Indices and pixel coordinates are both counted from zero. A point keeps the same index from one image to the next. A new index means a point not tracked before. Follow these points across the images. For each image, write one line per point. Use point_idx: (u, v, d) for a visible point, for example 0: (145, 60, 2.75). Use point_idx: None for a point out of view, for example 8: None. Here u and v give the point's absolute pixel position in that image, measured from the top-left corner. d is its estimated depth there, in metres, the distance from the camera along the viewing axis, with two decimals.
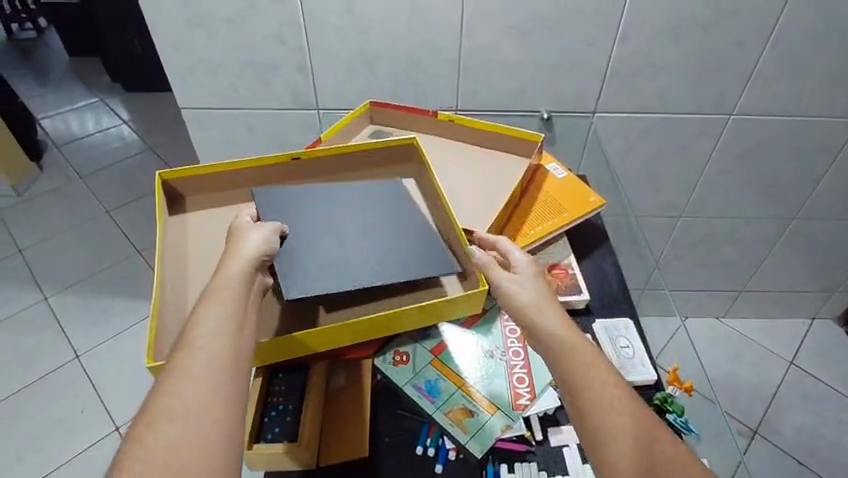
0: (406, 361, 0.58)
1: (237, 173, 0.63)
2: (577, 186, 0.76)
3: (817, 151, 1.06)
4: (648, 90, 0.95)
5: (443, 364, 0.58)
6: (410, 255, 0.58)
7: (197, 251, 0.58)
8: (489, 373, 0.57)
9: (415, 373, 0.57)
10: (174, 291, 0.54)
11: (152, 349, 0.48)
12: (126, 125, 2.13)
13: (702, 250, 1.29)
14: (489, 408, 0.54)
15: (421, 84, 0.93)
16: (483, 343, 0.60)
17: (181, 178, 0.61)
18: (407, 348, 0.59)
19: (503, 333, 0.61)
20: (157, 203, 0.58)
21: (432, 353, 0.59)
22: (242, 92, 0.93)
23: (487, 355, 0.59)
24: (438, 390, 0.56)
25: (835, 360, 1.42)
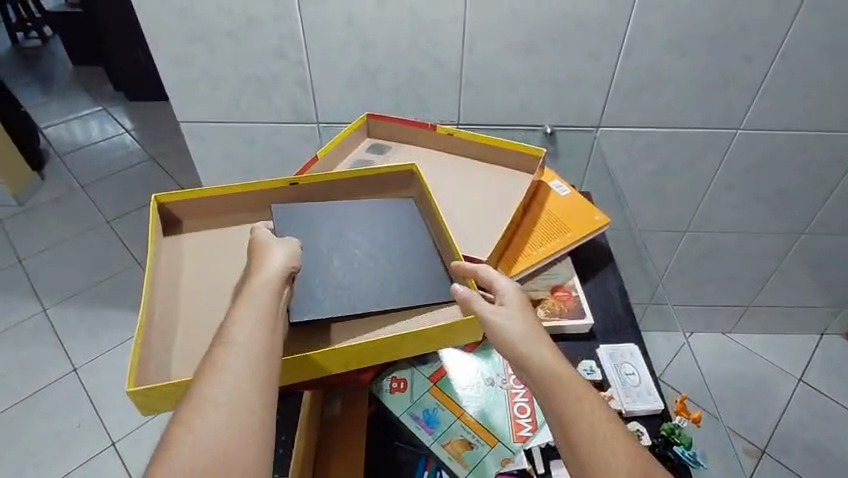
0: (403, 388, 0.57)
1: (236, 197, 0.61)
2: (581, 204, 0.74)
3: (826, 165, 1.04)
4: (653, 105, 0.93)
5: (442, 392, 0.56)
6: (408, 277, 0.56)
7: (190, 277, 0.55)
8: (490, 402, 0.56)
9: (413, 401, 0.55)
10: (164, 319, 0.51)
11: (133, 374, 0.45)
12: (128, 134, 2.13)
13: (708, 264, 1.26)
14: (489, 440, 0.53)
15: (422, 99, 0.92)
16: (484, 369, 0.58)
17: (179, 201, 0.59)
18: (405, 374, 0.58)
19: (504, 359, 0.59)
20: (151, 225, 0.56)
21: (431, 380, 0.57)
22: (242, 106, 0.92)
23: (488, 383, 0.57)
24: (436, 419, 0.54)
25: (844, 377, 1.39)
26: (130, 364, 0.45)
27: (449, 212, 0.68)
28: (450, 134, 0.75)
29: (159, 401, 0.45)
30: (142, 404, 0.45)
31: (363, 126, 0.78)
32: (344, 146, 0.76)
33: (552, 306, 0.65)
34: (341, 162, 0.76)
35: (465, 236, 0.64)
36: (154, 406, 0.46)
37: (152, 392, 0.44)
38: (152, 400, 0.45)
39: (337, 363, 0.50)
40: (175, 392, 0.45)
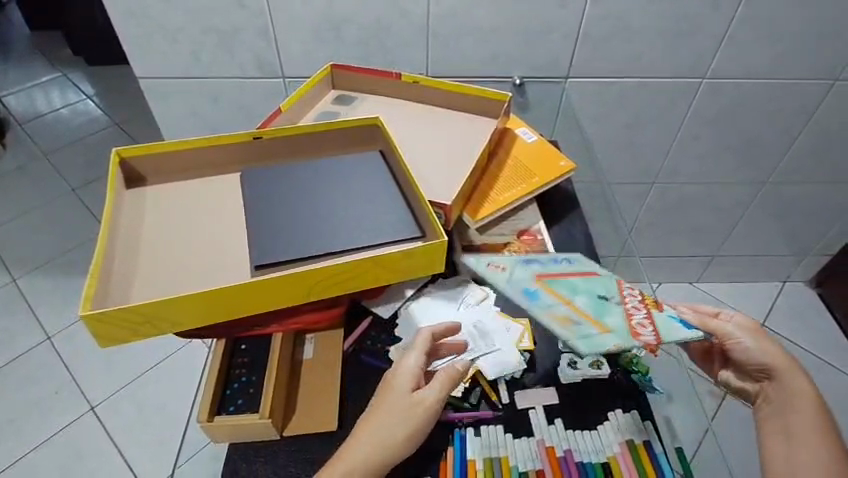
0: (501, 269, 0.57)
1: (199, 151, 0.59)
2: (547, 150, 0.75)
3: (790, 114, 1.06)
4: (621, 54, 0.93)
5: (545, 284, 0.56)
6: (373, 215, 0.56)
7: (152, 229, 0.55)
8: (600, 310, 0.53)
9: (511, 279, 0.56)
10: (123, 267, 0.51)
11: (88, 301, 0.45)
12: (92, 100, 2.05)
13: (677, 216, 1.29)
14: (598, 328, 0.52)
15: (390, 51, 0.90)
16: (593, 286, 0.56)
17: (140, 156, 0.58)
18: (505, 261, 0.59)
19: (618, 287, 0.56)
20: (110, 178, 0.55)
21: (536, 272, 0.57)
22: (203, 61, 0.89)
23: (601, 299, 0.55)
24: (537, 299, 0.54)
25: (806, 320, 1.46)
26: (84, 292, 0.45)
27: (415, 161, 0.68)
28: (416, 82, 0.75)
29: (113, 330, 0.45)
30: (96, 332, 0.45)
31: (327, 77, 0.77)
32: (308, 98, 0.74)
33: (518, 249, 0.67)
34: (306, 115, 0.74)
35: (430, 185, 0.64)
36: (108, 335, 0.46)
37: (107, 318, 0.44)
38: (106, 329, 0.45)
39: (300, 290, 0.50)
40: (130, 319, 0.45)
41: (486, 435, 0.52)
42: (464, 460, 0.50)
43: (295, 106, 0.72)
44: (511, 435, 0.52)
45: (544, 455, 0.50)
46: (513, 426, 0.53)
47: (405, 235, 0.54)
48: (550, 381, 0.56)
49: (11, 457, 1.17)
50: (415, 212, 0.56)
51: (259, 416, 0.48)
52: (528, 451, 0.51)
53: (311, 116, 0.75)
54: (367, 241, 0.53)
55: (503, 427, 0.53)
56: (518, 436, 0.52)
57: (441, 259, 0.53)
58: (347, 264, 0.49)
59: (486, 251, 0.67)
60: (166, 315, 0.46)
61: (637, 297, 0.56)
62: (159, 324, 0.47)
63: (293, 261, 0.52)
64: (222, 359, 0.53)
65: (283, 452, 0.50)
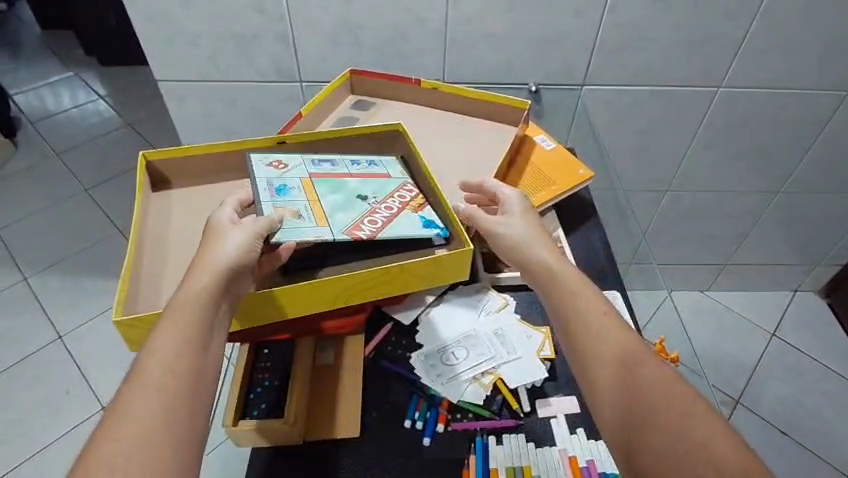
0: (279, 167, 0.57)
1: (221, 155, 0.59)
2: (565, 158, 0.75)
3: (805, 123, 1.06)
4: (637, 62, 0.93)
5: (311, 182, 0.56)
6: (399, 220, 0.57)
7: (179, 230, 0.55)
8: (347, 207, 0.54)
9: (280, 176, 0.56)
10: (153, 267, 0.51)
11: (121, 305, 0.46)
12: (103, 100, 2.06)
13: (689, 223, 1.29)
14: (320, 221, 0.51)
15: (407, 56, 0.91)
16: (364, 188, 0.56)
17: (167, 160, 0.58)
18: (291, 162, 0.58)
19: (390, 193, 0.56)
20: (138, 182, 0.55)
21: (310, 173, 0.57)
22: (221, 65, 0.90)
23: (359, 197, 0.55)
24: (287, 192, 0.54)
25: (816, 330, 1.45)
26: (117, 296, 0.46)
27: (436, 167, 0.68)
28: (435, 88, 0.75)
29: (145, 334, 0.46)
30: (129, 336, 0.46)
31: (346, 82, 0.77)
32: (328, 103, 0.74)
33: None
34: (325, 120, 0.75)
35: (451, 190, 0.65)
36: (140, 338, 0.46)
37: (139, 322, 0.45)
38: (137, 333, 0.46)
39: (327, 295, 0.51)
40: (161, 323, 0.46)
41: (508, 444, 0.52)
42: (487, 469, 0.50)
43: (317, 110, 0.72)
44: (534, 444, 0.52)
45: (568, 466, 0.50)
46: (535, 435, 0.53)
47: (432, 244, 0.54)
48: (573, 389, 0.56)
49: (20, 455, 1.17)
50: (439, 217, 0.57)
51: (284, 420, 0.49)
52: (550, 461, 0.51)
53: (330, 121, 0.75)
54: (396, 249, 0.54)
55: (525, 436, 0.53)
56: (541, 446, 0.52)
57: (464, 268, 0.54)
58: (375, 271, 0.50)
59: None
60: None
61: (405, 200, 0.56)
62: None
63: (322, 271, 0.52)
64: (246, 362, 0.53)
65: (305, 457, 0.50)
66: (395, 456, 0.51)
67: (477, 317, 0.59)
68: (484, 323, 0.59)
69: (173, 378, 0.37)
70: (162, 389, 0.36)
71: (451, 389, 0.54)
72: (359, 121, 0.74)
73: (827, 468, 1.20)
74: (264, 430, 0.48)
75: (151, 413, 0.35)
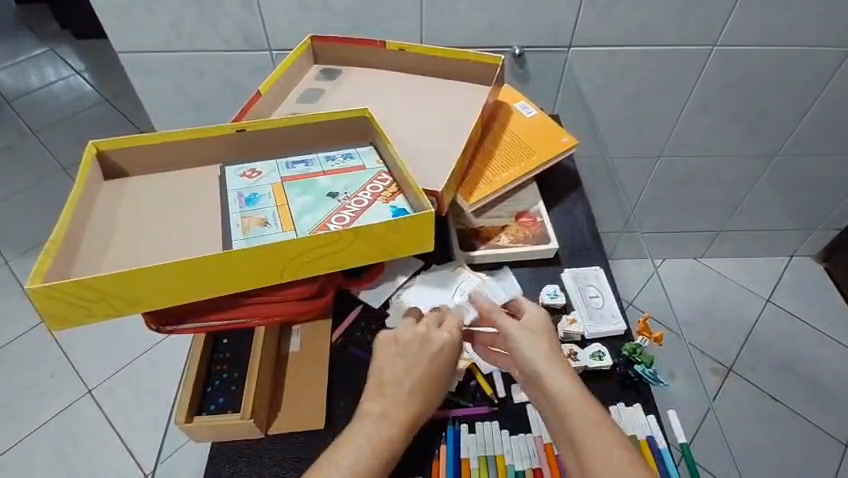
0: (253, 176, 0.55)
1: (178, 143, 0.55)
2: (547, 126, 0.71)
3: (804, 83, 1.01)
4: (627, 21, 0.88)
5: (283, 188, 0.54)
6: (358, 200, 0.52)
7: (126, 217, 0.51)
8: (317, 207, 0.52)
9: (251, 185, 0.54)
10: (90, 254, 0.48)
11: (39, 275, 0.42)
12: (80, 74, 1.99)
13: (682, 190, 1.25)
14: (287, 226, 0.50)
15: (382, 20, 0.85)
16: (336, 184, 0.54)
17: (118, 149, 0.54)
18: (265, 168, 0.56)
19: (363, 185, 0.53)
20: (81, 169, 0.51)
21: (283, 178, 0.55)
22: (183, 33, 0.84)
23: (329, 195, 0.53)
24: (257, 200, 0.53)
25: (812, 295, 1.42)
26: (34, 267, 0.43)
27: (407, 143, 0.62)
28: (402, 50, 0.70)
29: (67, 308, 0.43)
30: (48, 310, 0.42)
31: (308, 51, 0.72)
32: (291, 76, 0.69)
33: (516, 233, 0.64)
34: (291, 93, 0.69)
35: (423, 168, 0.59)
36: (62, 313, 0.43)
37: (59, 292, 0.42)
38: (55, 306, 0.43)
39: (269, 263, 0.47)
40: (83, 296, 0.42)
41: (482, 433, 0.50)
42: (458, 458, 0.48)
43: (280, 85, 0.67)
44: (508, 431, 0.50)
45: (543, 454, 0.48)
46: (510, 421, 0.51)
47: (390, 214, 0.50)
48: None
49: (8, 441, 1.16)
50: (405, 194, 0.52)
51: (241, 416, 0.46)
52: (525, 448, 0.49)
53: (295, 93, 0.70)
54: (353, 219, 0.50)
55: (499, 423, 0.50)
56: (516, 433, 0.50)
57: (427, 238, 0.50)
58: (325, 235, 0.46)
59: (483, 234, 0.63)
60: (127, 294, 0.44)
61: (377, 191, 0.53)
62: (118, 305, 0.44)
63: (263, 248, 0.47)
64: (202, 351, 0.51)
65: (269, 452, 0.48)
66: None
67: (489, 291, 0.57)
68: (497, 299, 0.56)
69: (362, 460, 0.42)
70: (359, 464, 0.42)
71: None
72: (325, 94, 0.69)
73: (819, 435, 1.19)
74: (220, 425, 0.46)
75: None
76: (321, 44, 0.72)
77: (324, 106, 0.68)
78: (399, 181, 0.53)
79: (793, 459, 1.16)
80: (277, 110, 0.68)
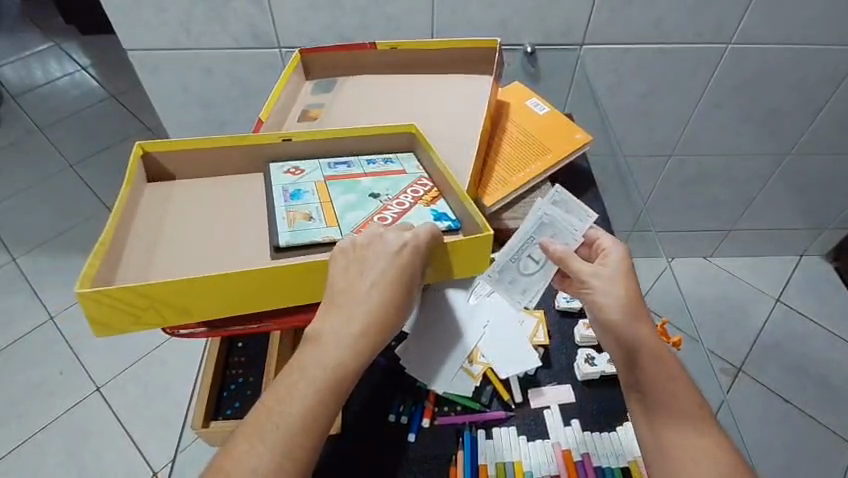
0: (296, 174, 0.54)
1: (223, 150, 0.54)
2: (560, 123, 0.70)
3: (818, 82, 1.00)
4: (641, 18, 0.86)
5: (326, 185, 0.52)
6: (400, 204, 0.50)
7: (169, 224, 0.50)
8: (360, 205, 0.50)
9: (296, 182, 0.53)
10: (134, 249, 0.47)
11: (87, 278, 0.41)
12: (86, 70, 1.98)
13: (692, 189, 1.24)
14: (331, 222, 0.48)
15: (393, 18, 0.84)
16: (378, 186, 0.52)
17: (165, 153, 0.53)
18: (307, 167, 0.55)
19: (405, 187, 0.52)
20: (128, 172, 0.51)
21: (326, 176, 0.53)
22: (193, 31, 0.83)
23: (371, 195, 0.51)
24: (300, 196, 0.51)
25: (822, 294, 1.41)
26: (84, 269, 0.41)
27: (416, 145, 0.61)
28: (395, 48, 0.69)
29: (111, 314, 0.42)
30: (94, 314, 0.41)
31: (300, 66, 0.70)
32: (292, 89, 0.68)
33: None
34: (292, 107, 0.67)
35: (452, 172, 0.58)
36: (107, 320, 0.42)
37: (107, 298, 0.41)
38: (100, 309, 0.41)
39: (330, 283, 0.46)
40: (132, 303, 0.41)
41: (499, 439, 0.49)
42: (475, 465, 0.48)
43: (281, 99, 0.65)
44: (525, 437, 0.50)
45: (560, 460, 0.48)
46: (527, 427, 0.50)
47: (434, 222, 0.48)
48: (566, 377, 0.53)
49: (17, 439, 1.16)
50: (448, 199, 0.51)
51: None
52: (542, 454, 0.48)
53: (297, 109, 0.68)
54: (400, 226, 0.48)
55: (516, 429, 0.50)
56: (533, 439, 0.49)
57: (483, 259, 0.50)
58: None
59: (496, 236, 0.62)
60: (174, 302, 0.43)
61: (418, 194, 0.51)
62: (162, 312, 0.43)
63: (314, 246, 0.46)
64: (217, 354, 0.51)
65: None
66: (372, 454, 0.48)
67: (565, 226, 0.51)
68: (575, 240, 0.51)
69: (313, 404, 0.38)
70: (312, 403, 0.38)
71: (469, 335, 0.53)
72: (329, 106, 0.68)
73: (830, 436, 1.18)
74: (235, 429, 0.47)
75: (268, 449, 0.37)
76: (313, 56, 0.70)
77: (327, 118, 0.66)
78: (441, 185, 0.52)
79: (803, 460, 1.15)
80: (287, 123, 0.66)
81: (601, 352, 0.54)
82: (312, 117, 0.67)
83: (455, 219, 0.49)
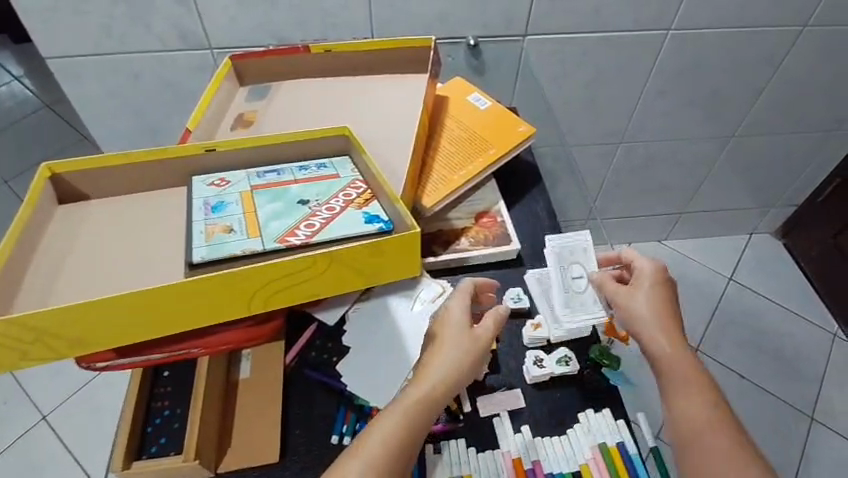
0: (221, 185, 0.50)
1: (138, 166, 0.50)
2: (503, 117, 0.68)
3: (757, 64, 1.02)
4: (583, 7, 0.86)
5: (251, 195, 0.48)
6: (328, 209, 0.47)
7: (79, 251, 0.46)
8: (286, 212, 0.46)
9: (219, 194, 0.49)
10: (36, 279, 0.43)
11: None
12: (18, 80, 1.86)
13: (644, 174, 1.25)
14: (252, 232, 0.44)
15: (330, 14, 0.81)
16: (307, 191, 0.49)
17: (76, 171, 0.49)
18: (233, 177, 0.51)
19: (336, 191, 0.49)
20: (30, 195, 0.46)
21: (252, 186, 0.50)
22: (116, 35, 0.78)
23: (299, 202, 0.48)
24: (223, 208, 0.47)
25: (773, 271, 1.45)
26: None
27: None
28: (328, 51, 0.66)
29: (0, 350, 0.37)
30: None
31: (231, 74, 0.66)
32: (221, 98, 0.64)
33: (476, 235, 0.60)
34: (223, 117, 0.64)
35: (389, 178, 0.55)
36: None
37: None
38: None
39: (249, 292, 0.42)
40: (22, 336, 0.37)
41: (449, 453, 0.48)
42: None
43: (209, 111, 0.61)
44: (475, 449, 0.48)
45: (510, 469, 0.47)
46: (477, 438, 0.49)
47: (363, 223, 0.45)
48: (515, 382, 0.52)
49: None
50: (380, 199, 0.48)
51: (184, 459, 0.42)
52: (493, 464, 0.47)
53: (229, 117, 0.64)
54: (327, 230, 0.44)
55: (466, 441, 0.49)
56: (483, 450, 0.48)
57: (415, 259, 0.47)
58: (300, 260, 0.41)
59: (442, 239, 0.60)
60: (74, 332, 0.39)
61: (350, 197, 0.48)
62: (60, 343, 0.39)
63: (233, 260, 0.42)
64: (139, 388, 0.47)
65: None
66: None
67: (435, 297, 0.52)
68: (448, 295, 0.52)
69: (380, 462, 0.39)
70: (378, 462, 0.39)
71: (411, 346, 0.50)
72: (263, 113, 0.64)
73: (785, 409, 1.22)
74: (162, 470, 0.42)
75: None
76: (244, 62, 0.66)
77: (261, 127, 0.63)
78: (375, 187, 0.49)
79: (761, 434, 1.18)
80: (219, 133, 0.62)
81: (550, 353, 0.53)
82: (246, 122, 0.63)
83: (388, 219, 0.46)
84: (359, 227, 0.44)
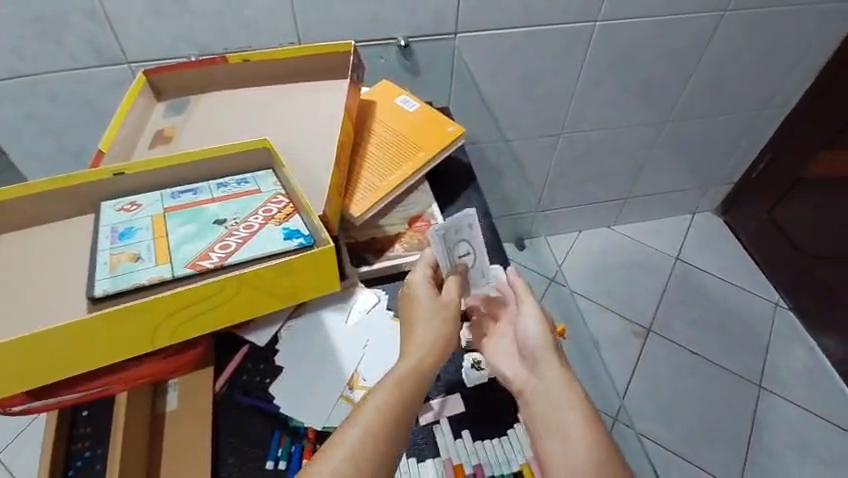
0: (132, 210, 0.48)
1: (36, 197, 0.47)
2: (432, 119, 0.67)
3: (683, 50, 1.05)
4: (510, 3, 0.86)
5: (163, 219, 0.46)
6: (245, 228, 0.45)
7: None
8: (200, 235, 0.45)
9: (129, 219, 0.47)
10: None
11: None
12: None
13: (587, 163, 1.27)
14: (161, 259, 0.42)
15: (254, 21, 0.78)
16: (224, 210, 0.47)
17: None
18: (146, 200, 0.49)
19: (254, 208, 0.47)
20: None
21: (166, 208, 0.48)
22: (24, 55, 0.73)
23: (214, 223, 0.46)
24: (132, 234, 0.45)
25: (716, 247, 1.51)
26: None
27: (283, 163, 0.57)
28: (247, 60, 0.64)
29: None
30: None
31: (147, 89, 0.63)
32: (138, 116, 0.61)
33: (411, 239, 0.59)
34: (140, 136, 0.61)
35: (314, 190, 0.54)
36: None
37: None
38: None
39: (159, 323, 0.41)
40: None
41: None
42: None
43: (124, 129, 0.58)
44: (415, 459, 0.48)
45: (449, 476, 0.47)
46: (418, 448, 0.49)
47: (281, 240, 0.44)
48: (454, 386, 0.52)
49: None
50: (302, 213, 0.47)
51: None
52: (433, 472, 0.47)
53: (147, 135, 0.61)
54: (242, 251, 0.43)
55: (405, 452, 0.48)
56: (423, 460, 0.48)
57: (336, 272, 0.46)
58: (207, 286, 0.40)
59: (376, 246, 0.59)
60: None
61: (270, 213, 0.46)
62: None
63: (138, 292, 0.40)
64: (55, 433, 0.45)
65: None
66: None
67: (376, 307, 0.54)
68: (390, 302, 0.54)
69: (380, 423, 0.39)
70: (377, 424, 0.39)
71: (347, 359, 0.50)
72: (184, 128, 0.62)
73: (735, 379, 1.27)
74: None
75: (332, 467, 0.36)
76: (160, 76, 0.63)
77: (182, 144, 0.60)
78: (296, 201, 0.48)
79: (714, 406, 1.22)
80: (137, 152, 0.59)
81: None
82: (165, 139, 0.61)
83: (308, 234, 0.45)
84: (275, 245, 0.43)
